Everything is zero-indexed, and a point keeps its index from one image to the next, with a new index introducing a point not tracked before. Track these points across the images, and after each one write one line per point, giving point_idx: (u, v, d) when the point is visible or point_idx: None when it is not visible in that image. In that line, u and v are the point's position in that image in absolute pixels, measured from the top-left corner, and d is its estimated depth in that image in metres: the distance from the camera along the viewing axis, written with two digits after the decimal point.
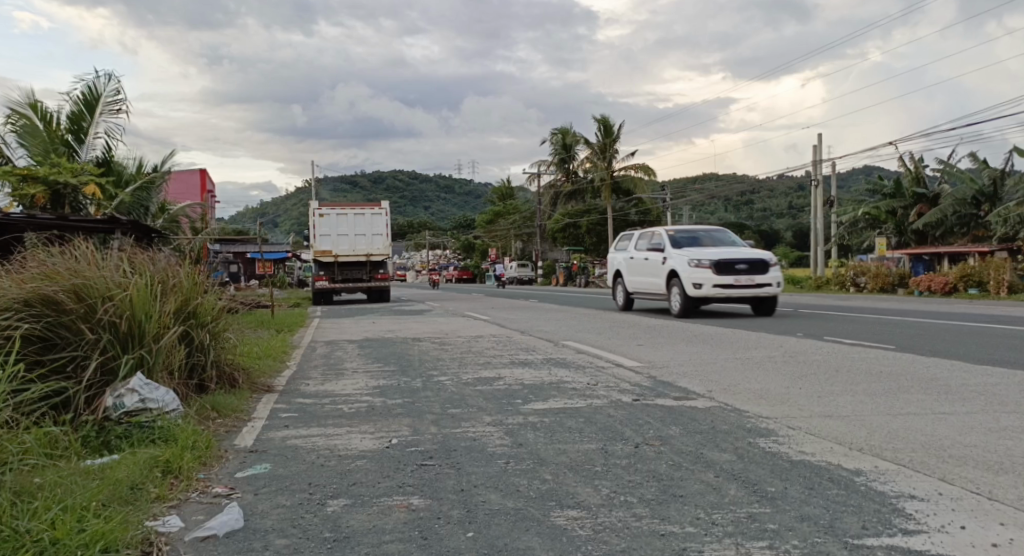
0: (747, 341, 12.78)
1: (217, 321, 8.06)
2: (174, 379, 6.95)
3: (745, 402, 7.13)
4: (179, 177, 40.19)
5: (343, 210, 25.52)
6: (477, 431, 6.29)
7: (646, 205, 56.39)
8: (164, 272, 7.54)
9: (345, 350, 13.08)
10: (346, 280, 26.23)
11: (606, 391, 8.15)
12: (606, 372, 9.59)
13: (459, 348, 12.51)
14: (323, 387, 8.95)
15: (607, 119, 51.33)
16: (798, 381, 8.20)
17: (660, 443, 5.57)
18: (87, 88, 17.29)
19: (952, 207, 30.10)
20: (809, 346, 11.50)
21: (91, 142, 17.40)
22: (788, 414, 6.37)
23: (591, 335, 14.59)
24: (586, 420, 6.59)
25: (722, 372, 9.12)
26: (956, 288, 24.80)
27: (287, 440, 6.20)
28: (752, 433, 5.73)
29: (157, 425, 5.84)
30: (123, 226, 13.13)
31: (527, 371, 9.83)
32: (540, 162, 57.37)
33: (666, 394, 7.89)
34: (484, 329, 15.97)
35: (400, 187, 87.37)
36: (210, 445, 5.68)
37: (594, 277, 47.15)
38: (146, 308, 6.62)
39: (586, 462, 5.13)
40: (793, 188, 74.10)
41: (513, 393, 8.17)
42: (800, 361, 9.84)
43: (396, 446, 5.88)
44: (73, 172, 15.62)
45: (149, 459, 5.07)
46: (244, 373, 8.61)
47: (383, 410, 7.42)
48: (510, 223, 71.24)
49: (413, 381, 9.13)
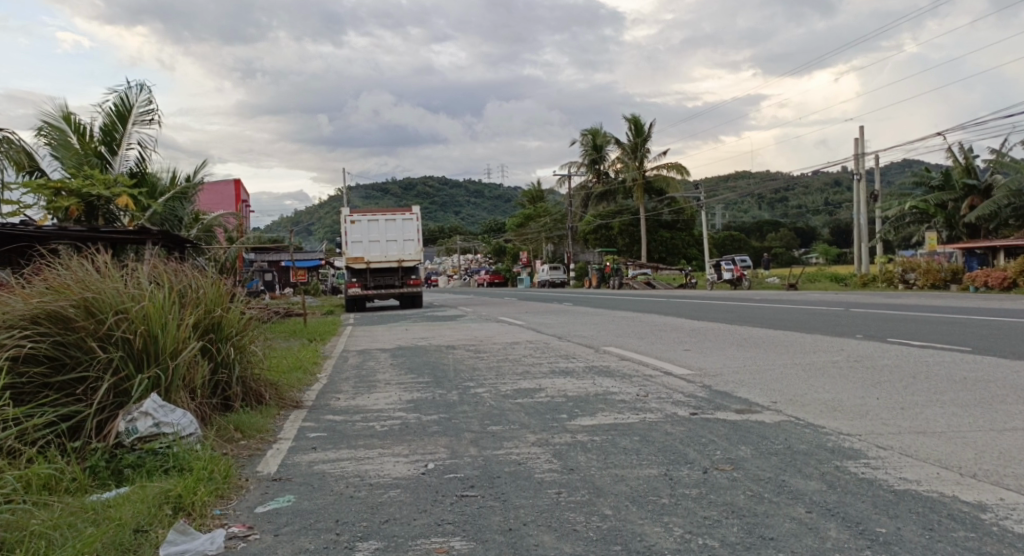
0: (802, 344, 12.01)
1: (243, 333, 7.52)
2: (196, 399, 6.40)
3: (820, 415, 6.50)
4: (213, 188, 40.14)
5: (374, 216, 24.99)
6: (521, 454, 5.64)
7: (680, 204, 55.54)
8: (185, 284, 7.02)
9: (376, 360, 12.52)
10: (378, 286, 25.78)
11: (659, 403, 7.47)
12: (657, 381, 8.92)
13: (495, 357, 11.86)
14: (354, 402, 8.37)
15: (638, 118, 50.63)
16: (875, 391, 7.52)
17: (733, 468, 4.90)
18: (120, 99, 16.94)
19: (1005, 199, 28.70)
20: (874, 350, 10.73)
21: (123, 153, 17.05)
22: (875, 431, 5.78)
23: (634, 339, 13.92)
24: (641, 439, 5.93)
25: (784, 381, 8.45)
26: (1015, 283, 23.68)
27: (314, 466, 5.60)
28: (838, 455, 5.09)
29: (173, 453, 5.27)
30: (154, 238, 12.70)
31: (569, 381, 9.16)
32: (572, 163, 56.66)
33: (727, 406, 7.21)
34: (520, 335, 15.38)
35: (430, 194, 87.41)
36: (229, 475, 5.11)
37: (628, 278, 46.33)
38: (162, 322, 6.04)
39: (650, 493, 4.47)
40: (830, 184, 72.68)
41: (556, 407, 7.52)
42: (869, 367, 9.12)
43: (433, 473, 5.25)
44: (105, 183, 15.29)
45: (158, 494, 4.50)
46: (272, 389, 8.05)
47: (417, 427, 6.83)
48: (541, 226, 70.67)
49: (448, 394, 8.53)
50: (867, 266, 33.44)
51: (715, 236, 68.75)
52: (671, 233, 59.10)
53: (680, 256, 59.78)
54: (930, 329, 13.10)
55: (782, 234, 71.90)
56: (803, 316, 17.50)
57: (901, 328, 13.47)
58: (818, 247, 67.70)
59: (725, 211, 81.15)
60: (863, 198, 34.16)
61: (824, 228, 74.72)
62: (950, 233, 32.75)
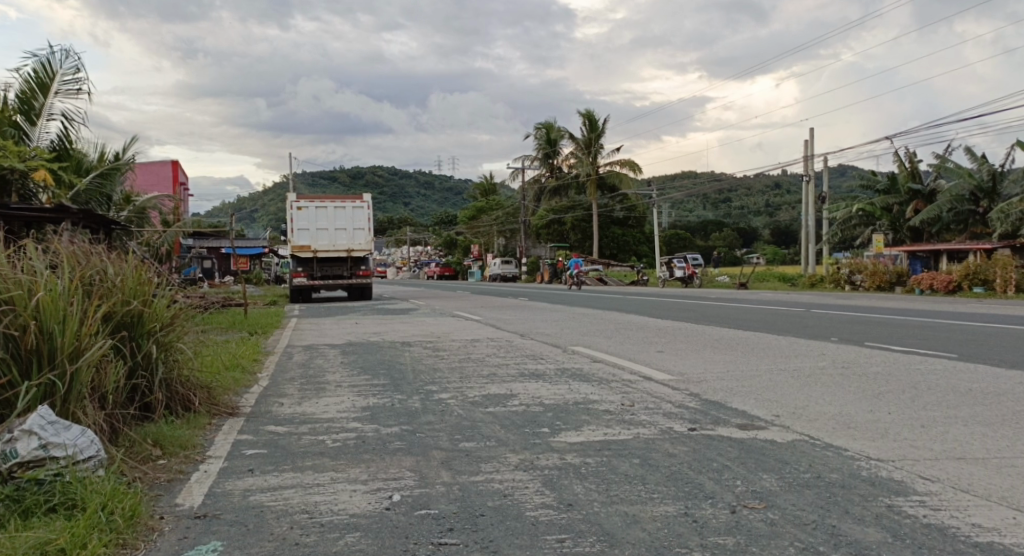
0: (778, 347, 11.33)
1: (170, 329, 6.44)
2: (106, 407, 5.38)
3: (835, 434, 5.73)
4: (150, 168, 38.16)
5: (322, 202, 23.73)
6: (505, 481, 4.74)
7: (631, 201, 55.20)
8: (94, 268, 5.97)
9: (325, 357, 11.46)
10: (325, 276, 24.49)
11: (649, 416, 6.62)
12: (638, 388, 8.10)
13: (456, 356, 10.92)
14: (299, 409, 7.35)
15: (592, 113, 50.09)
16: (883, 403, 6.81)
17: (767, 506, 4.06)
18: (41, 65, 15.46)
19: (949, 204, 28.68)
20: (858, 355, 10.07)
21: (43, 124, 15.59)
22: (907, 455, 5.06)
23: (600, 339, 13.13)
24: (642, 463, 5.08)
25: (777, 390, 7.71)
26: (959, 286, 23.59)
27: (250, 497, 4.62)
28: (882, 489, 4.28)
29: (62, 484, 4.25)
30: (75, 216, 11.34)
31: (541, 385, 8.32)
32: (525, 157, 55.75)
33: (727, 420, 6.38)
34: (479, 331, 14.49)
35: (378, 184, 85.70)
36: (136, 514, 4.17)
37: (580, 273, 45.61)
38: (60, 315, 4.98)
39: (675, 543, 3.61)
40: (772, 186, 73.56)
41: (534, 418, 6.62)
42: (860, 374, 8.46)
43: (400, 508, 4.32)
44: (20, 156, 13.81)
45: (32, 550, 3.60)
46: (202, 392, 7.00)
47: (376, 444, 5.84)
48: (493, 219, 69.79)
49: (409, 401, 7.55)
50: (814, 267, 33.40)
51: (664, 233, 68.68)
52: (622, 230, 58.72)
53: (631, 253, 59.43)
54: (904, 332, 12.59)
55: (726, 234, 72.11)
56: (765, 317, 16.93)
57: (877, 331, 12.92)
58: (765, 248, 68.04)
59: (672, 210, 81.35)
60: (812, 199, 34.04)
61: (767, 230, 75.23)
62: (895, 237, 32.80)
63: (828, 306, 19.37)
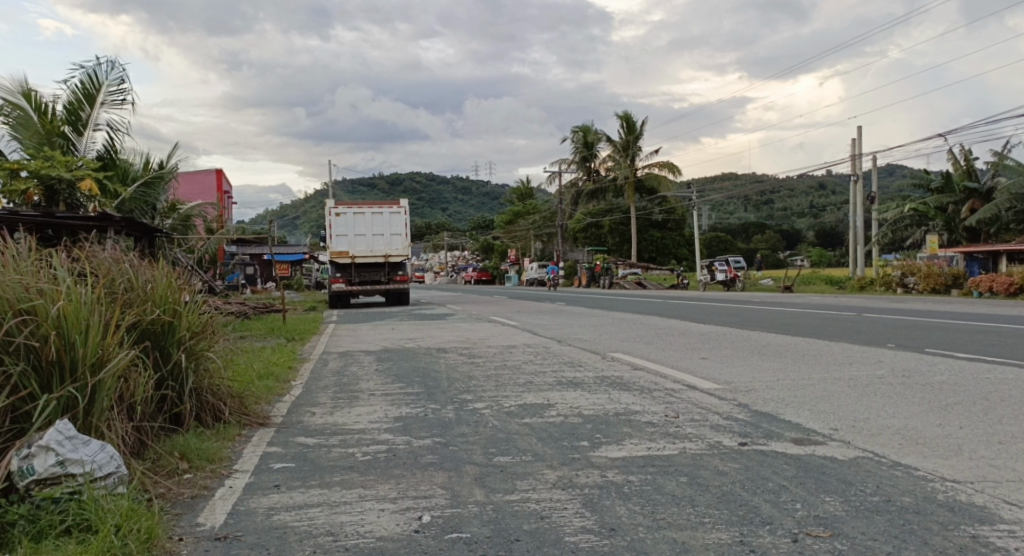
0: (828, 354, 10.82)
1: (201, 337, 6.19)
2: (133, 418, 5.15)
3: (903, 451, 5.29)
4: (195, 177, 38.62)
5: (360, 208, 23.68)
6: (542, 501, 4.39)
7: (670, 204, 54.54)
8: (122, 275, 5.75)
9: (359, 364, 11.23)
10: (363, 282, 24.35)
11: (696, 429, 6.22)
12: (682, 397, 7.69)
13: (493, 363, 10.61)
14: (330, 419, 7.09)
15: (629, 116, 49.64)
16: (952, 417, 6.32)
17: (833, 535, 3.66)
18: (88, 76, 15.49)
19: (1006, 203, 27.67)
20: (915, 362, 9.54)
21: (89, 134, 15.67)
22: (987, 477, 4.61)
23: (640, 345, 12.71)
24: (691, 482, 4.70)
25: (835, 400, 7.25)
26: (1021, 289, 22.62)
27: (273, 516, 4.34)
28: (964, 517, 3.85)
29: (79, 502, 4.00)
30: (117, 223, 11.29)
31: (581, 394, 7.96)
32: (562, 161, 55.39)
33: (782, 434, 5.96)
34: (515, 337, 14.18)
35: (416, 190, 85.90)
36: (154, 536, 3.91)
37: (619, 277, 45.04)
38: (82, 325, 4.75)
39: None
40: (815, 186, 72.19)
41: (573, 430, 6.26)
42: (923, 383, 7.94)
43: (429, 531, 4.00)
44: (67, 166, 13.87)
45: None
46: (232, 401, 6.76)
47: (408, 458, 5.54)
48: (531, 223, 69.46)
49: (443, 411, 7.23)
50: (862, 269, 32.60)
51: (704, 236, 67.72)
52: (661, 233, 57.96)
53: (671, 256, 58.61)
54: (962, 338, 11.95)
55: (768, 237, 70.88)
56: (812, 321, 16.34)
57: (934, 337, 12.31)
58: (809, 251, 66.65)
59: (712, 212, 80.29)
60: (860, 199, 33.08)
61: (810, 231, 73.80)
62: (950, 237, 31.83)
63: (876, 310, 18.69)
